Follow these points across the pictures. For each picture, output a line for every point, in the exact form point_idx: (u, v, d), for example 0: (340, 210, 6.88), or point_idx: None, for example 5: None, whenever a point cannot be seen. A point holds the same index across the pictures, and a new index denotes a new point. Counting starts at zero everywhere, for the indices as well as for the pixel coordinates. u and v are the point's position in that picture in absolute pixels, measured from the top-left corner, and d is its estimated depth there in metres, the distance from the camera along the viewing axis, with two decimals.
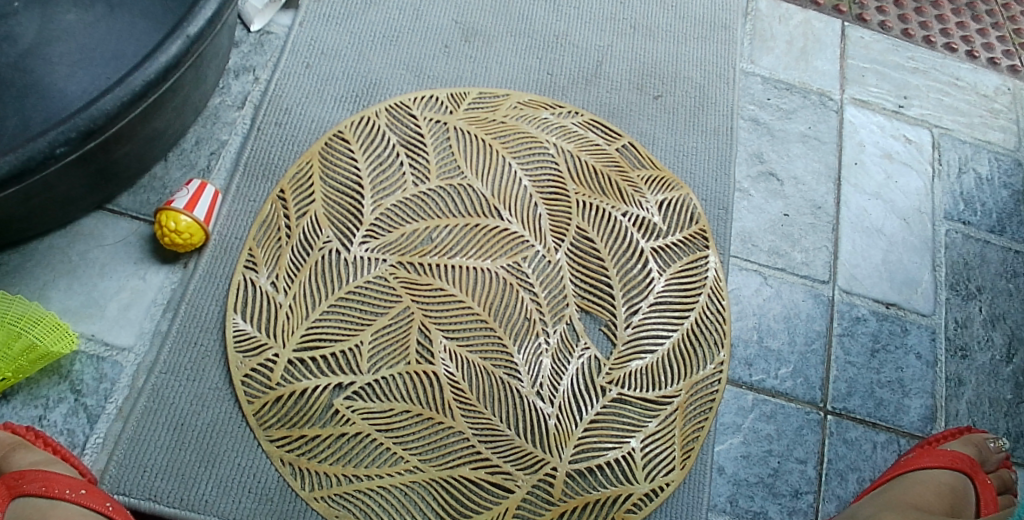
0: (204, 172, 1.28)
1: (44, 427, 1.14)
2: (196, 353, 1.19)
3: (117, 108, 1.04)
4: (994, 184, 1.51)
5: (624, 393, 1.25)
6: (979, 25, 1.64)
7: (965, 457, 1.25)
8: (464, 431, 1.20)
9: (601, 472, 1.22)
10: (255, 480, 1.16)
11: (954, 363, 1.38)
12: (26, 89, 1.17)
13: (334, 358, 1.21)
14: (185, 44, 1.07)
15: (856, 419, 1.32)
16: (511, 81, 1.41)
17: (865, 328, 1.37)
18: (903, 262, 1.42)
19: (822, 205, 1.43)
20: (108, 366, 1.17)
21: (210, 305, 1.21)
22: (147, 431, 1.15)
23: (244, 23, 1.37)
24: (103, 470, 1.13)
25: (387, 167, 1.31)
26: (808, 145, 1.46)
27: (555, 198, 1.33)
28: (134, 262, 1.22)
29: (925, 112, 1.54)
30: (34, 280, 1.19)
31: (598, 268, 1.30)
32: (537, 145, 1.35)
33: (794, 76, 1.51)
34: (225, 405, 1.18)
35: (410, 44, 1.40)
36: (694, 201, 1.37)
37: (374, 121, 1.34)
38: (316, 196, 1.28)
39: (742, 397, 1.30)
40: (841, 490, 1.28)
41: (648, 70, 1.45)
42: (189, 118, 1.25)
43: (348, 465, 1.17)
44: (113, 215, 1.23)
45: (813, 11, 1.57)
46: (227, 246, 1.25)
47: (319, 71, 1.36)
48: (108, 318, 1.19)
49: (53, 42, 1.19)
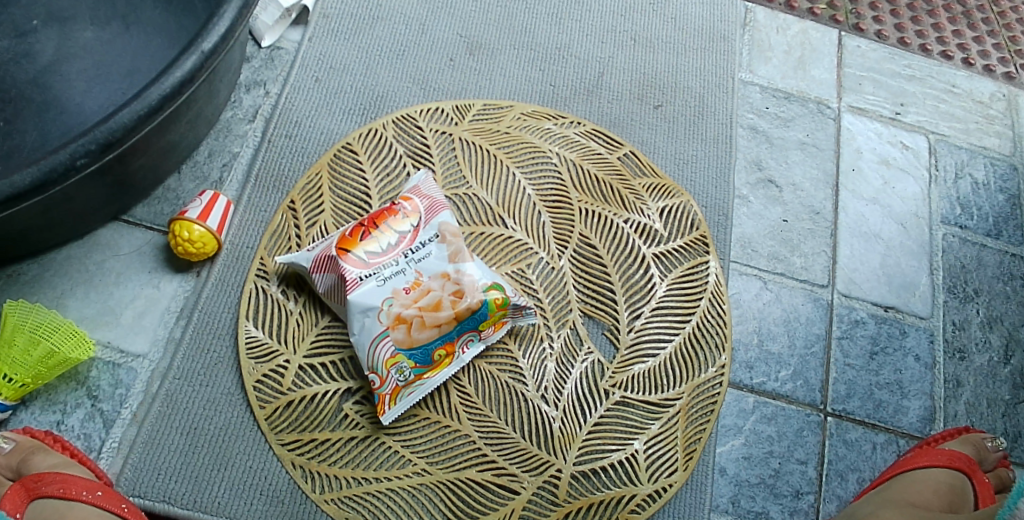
0: (216, 184, 1.32)
1: (62, 431, 1.18)
2: (209, 359, 1.23)
3: (134, 122, 1.07)
4: (990, 189, 1.54)
5: (627, 396, 1.27)
6: (974, 33, 1.67)
7: (962, 456, 1.27)
8: (470, 434, 1.23)
9: (605, 474, 1.24)
10: (267, 483, 1.19)
11: (952, 364, 1.40)
12: (44, 105, 1.21)
13: (343, 364, 1.24)
14: (199, 59, 1.10)
15: (856, 421, 1.35)
16: (515, 92, 1.44)
17: (864, 331, 1.40)
18: (901, 266, 1.45)
19: (821, 210, 1.46)
20: (124, 373, 1.21)
21: (223, 312, 1.25)
22: (161, 436, 1.19)
23: (255, 39, 1.41)
24: (119, 473, 1.17)
25: (394, 178, 1.34)
26: (806, 152, 1.49)
27: (558, 206, 1.36)
28: (149, 271, 1.26)
29: (922, 119, 1.57)
30: (52, 288, 1.23)
31: (601, 274, 1.33)
32: (541, 155, 1.38)
33: (793, 85, 1.54)
34: (237, 409, 1.21)
35: (416, 58, 1.44)
36: (694, 208, 1.40)
37: (381, 133, 1.37)
38: (325, 206, 1.31)
39: (743, 400, 1.33)
40: (841, 490, 1.31)
41: (648, 81, 1.48)
42: (202, 132, 1.28)
43: (358, 468, 1.20)
44: (129, 225, 1.27)
45: (811, 21, 1.60)
46: (239, 255, 1.28)
47: (328, 85, 1.40)
48: (123, 325, 1.23)
49: (71, 59, 1.24)
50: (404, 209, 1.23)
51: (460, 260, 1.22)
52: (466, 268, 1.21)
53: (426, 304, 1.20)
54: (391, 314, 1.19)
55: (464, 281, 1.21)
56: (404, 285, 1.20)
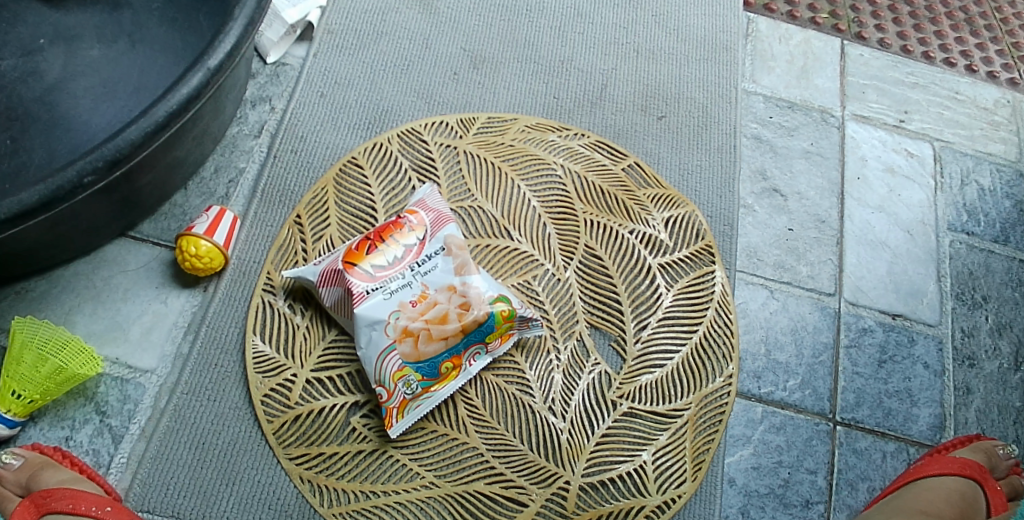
0: (222, 199, 1.33)
1: (71, 447, 1.18)
2: (216, 374, 1.23)
3: (142, 138, 1.07)
4: (997, 195, 1.53)
5: (634, 407, 1.27)
6: (978, 39, 1.67)
7: (973, 464, 1.25)
8: (478, 447, 1.23)
9: (614, 485, 1.24)
10: (275, 497, 1.19)
11: (962, 371, 1.39)
12: (52, 122, 1.23)
13: (350, 378, 1.24)
14: (205, 76, 1.11)
15: (866, 429, 1.34)
16: (518, 106, 1.45)
17: (872, 339, 1.39)
18: (908, 273, 1.44)
19: (827, 219, 1.46)
20: (132, 388, 1.21)
21: (230, 327, 1.25)
22: (168, 451, 1.19)
23: (260, 55, 1.42)
24: (127, 488, 1.17)
25: (400, 191, 1.35)
26: (810, 161, 1.49)
27: (564, 218, 1.36)
28: (156, 287, 1.26)
29: (925, 126, 1.56)
30: (60, 305, 1.24)
31: (607, 285, 1.33)
32: (545, 167, 1.39)
33: (796, 95, 1.54)
34: (245, 424, 1.21)
35: (420, 72, 1.45)
36: (699, 218, 1.40)
37: (386, 147, 1.38)
38: (331, 220, 1.32)
39: (752, 410, 1.32)
40: (851, 500, 1.30)
41: (651, 92, 1.49)
42: (208, 148, 1.30)
43: (365, 482, 1.20)
44: (136, 241, 1.28)
45: (813, 31, 1.61)
46: (246, 270, 1.29)
47: (333, 100, 1.41)
48: (131, 341, 1.23)
49: (77, 77, 1.25)
50: (411, 222, 1.23)
51: (467, 273, 1.22)
52: (473, 281, 1.22)
53: (433, 317, 1.20)
54: (398, 327, 1.19)
55: (471, 294, 1.21)
56: (411, 297, 1.20)
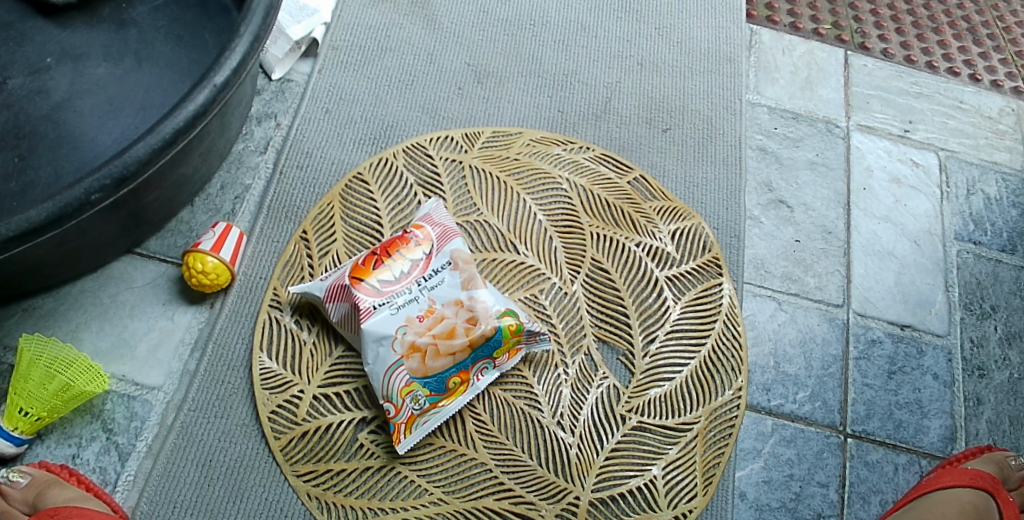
0: (228, 215, 1.32)
1: (78, 465, 1.17)
2: (223, 390, 1.22)
3: (149, 155, 1.07)
4: (1003, 204, 1.53)
5: (643, 421, 1.26)
6: (980, 48, 1.68)
7: (986, 475, 1.24)
8: (487, 462, 1.22)
9: (624, 500, 1.23)
10: (283, 515, 1.18)
11: (972, 382, 1.39)
12: (59, 140, 1.23)
13: (357, 393, 1.23)
14: (212, 93, 1.10)
15: (877, 441, 1.33)
16: (523, 119, 1.45)
17: (881, 351, 1.39)
18: (916, 284, 1.44)
19: (833, 230, 1.45)
20: (138, 405, 1.21)
21: (237, 344, 1.25)
22: (175, 468, 1.18)
23: (266, 72, 1.43)
24: (135, 507, 1.16)
25: (405, 206, 1.35)
26: (816, 172, 1.49)
27: (570, 231, 1.35)
28: (162, 303, 1.26)
29: (930, 135, 1.56)
30: (67, 322, 1.23)
31: (615, 298, 1.32)
32: (551, 181, 1.39)
33: (800, 106, 1.54)
34: (252, 441, 1.21)
35: (425, 87, 1.45)
36: (706, 230, 1.39)
37: (392, 162, 1.38)
38: (337, 235, 1.31)
39: (762, 422, 1.32)
40: (863, 513, 1.29)
41: (657, 104, 1.49)
42: (214, 164, 1.29)
43: (374, 499, 1.19)
44: (143, 258, 1.28)
45: (816, 42, 1.62)
46: (252, 285, 1.28)
47: (339, 115, 1.41)
48: (138, 358, 1.23)
49: (84, 95, 1.26)
50: (416, 237, 1.23)
51: (474, 287, 1.21)
52: (480, 295, 1.21)
53: (440, 332, 1.19)
54: (405, 343, 1.18)
55: (478, 308, 1.21)
56: (418, 312, 1.20)
